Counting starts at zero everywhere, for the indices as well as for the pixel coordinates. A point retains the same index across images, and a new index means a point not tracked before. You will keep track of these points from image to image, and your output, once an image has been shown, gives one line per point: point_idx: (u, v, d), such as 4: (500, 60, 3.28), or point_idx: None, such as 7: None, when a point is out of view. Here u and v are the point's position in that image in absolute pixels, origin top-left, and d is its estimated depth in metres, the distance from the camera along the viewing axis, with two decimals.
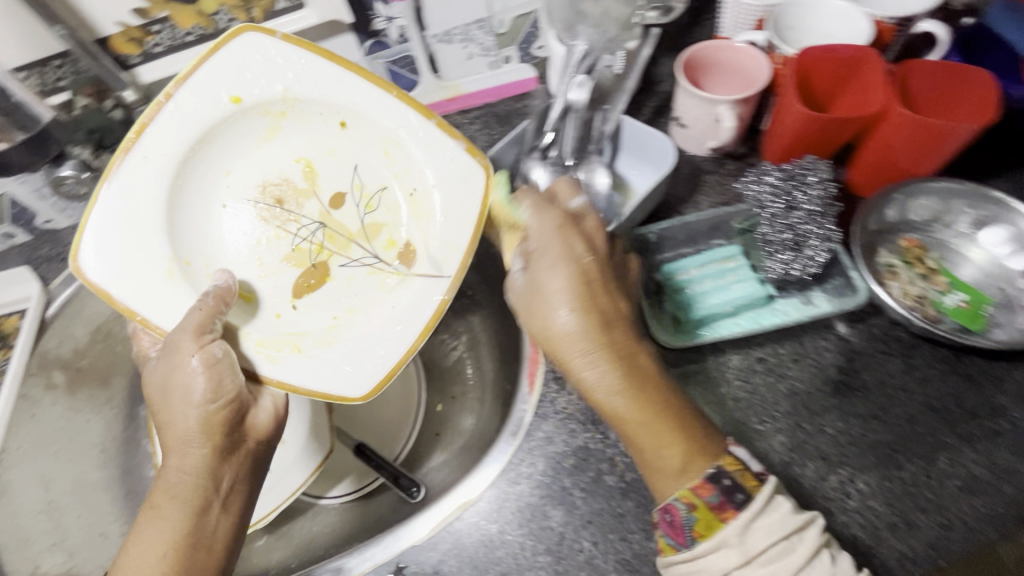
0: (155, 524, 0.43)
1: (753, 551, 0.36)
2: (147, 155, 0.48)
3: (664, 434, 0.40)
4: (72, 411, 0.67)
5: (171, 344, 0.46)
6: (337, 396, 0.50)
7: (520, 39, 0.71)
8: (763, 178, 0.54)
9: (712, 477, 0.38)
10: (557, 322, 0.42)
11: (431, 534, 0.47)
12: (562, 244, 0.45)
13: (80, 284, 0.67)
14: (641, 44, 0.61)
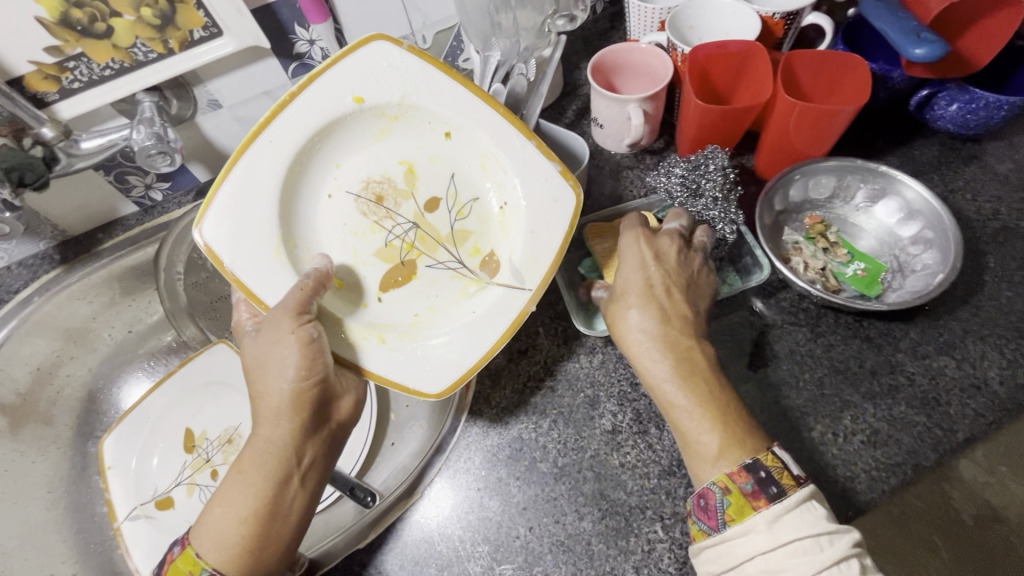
0: (241, 488, 0.46)
1: (779, 541, 0.37)
2: (273, 140, 0.51)
3: (697, 421, 0.43)
4: (16, 453, 0.66)
5: (274, 319, 0.49)
6: (415, 390, 0.51)
7: (444, 53, 0.75)
8: (670, 171, 0.56)
9: (750, 468, 0.40)
10: (633, 326, 0.47)
11: (375, 535, 0.48)
12: (637, 253, 0.50)
13: (15, 325, 0.67)
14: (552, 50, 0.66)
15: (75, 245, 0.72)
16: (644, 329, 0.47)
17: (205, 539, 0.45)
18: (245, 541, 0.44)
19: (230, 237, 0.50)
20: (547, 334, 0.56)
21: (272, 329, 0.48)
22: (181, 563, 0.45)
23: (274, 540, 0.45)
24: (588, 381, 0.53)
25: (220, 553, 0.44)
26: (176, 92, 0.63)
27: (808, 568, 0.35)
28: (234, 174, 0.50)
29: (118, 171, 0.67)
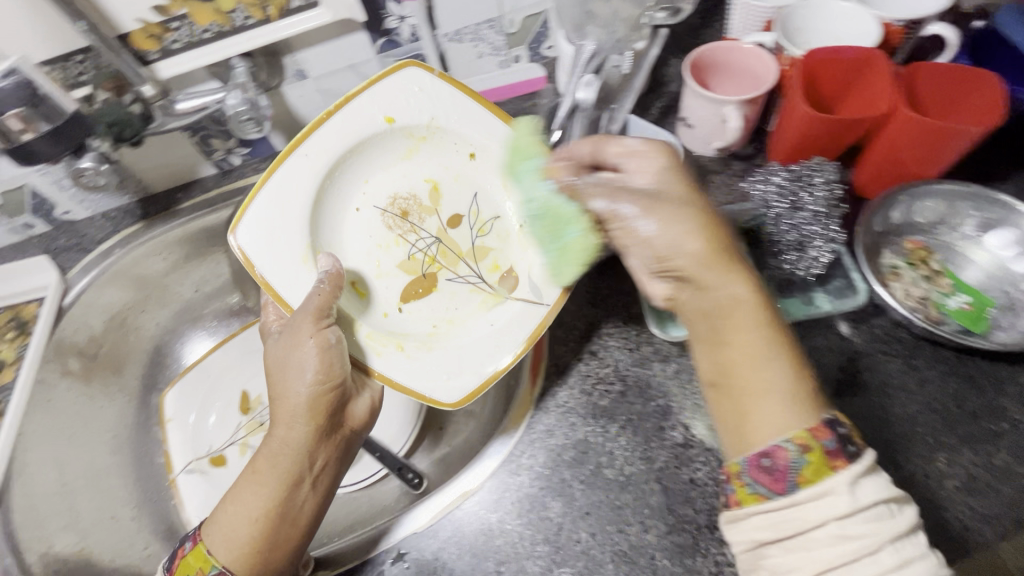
0: (256, 486, 0.48)
1: (860, 503, 0.33)
2: (308, 154, 0.53)
3: (786, 348, 0.39)
4: (87, 396, 0.68)
5: (294, 325, 0.50)
6: (429, 397, 0.51)
7: (529, 39, 0.73)
8: (769, 179, 0.55)
9: (829, 424, 0.35)
10: (669, 236, 0.42)
11: (432, 521, 0.48)
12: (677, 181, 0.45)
13: (97, 272, 0.70)
14: (649, 45, 0.64)
15: (154, 202, 0.73)
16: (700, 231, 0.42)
17: (217, 535, 0.47)
18: (256, 541, 0.46)
19: (264, 244, 0.52)
20: (619, 337, 0.54)
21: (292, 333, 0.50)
22: (193, 559, 0.47)
23: (284, 541, 0.48)
24: (660, 391, 0.51)
25: (230, 551, 0.46)
26: (268, 60, 0.64)
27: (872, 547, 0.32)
28: (271, 183, 0.52)
29: (202, 134, 0.68)
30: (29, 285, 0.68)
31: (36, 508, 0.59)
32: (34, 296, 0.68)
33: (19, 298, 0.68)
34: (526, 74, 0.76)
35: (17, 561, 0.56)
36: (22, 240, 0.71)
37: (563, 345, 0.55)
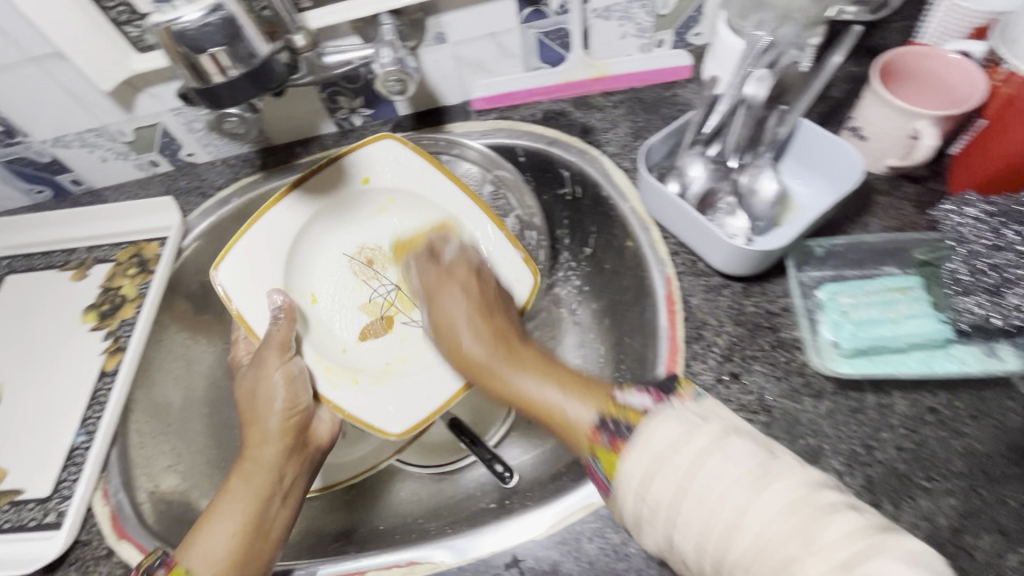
0: (230, 503, 0.47)
1: (654, 465, 0.36)
2: (290, 205, 0.59)
3: (546, 395, 0.45)
4: (192, 340, 0.67)
5: (260, 358, 0.53)
6: (368, 424, 0.55)
7: (678, 23, 0.67)
8: (965, 209, 0.48)
9: (601, 421, 0.40)
10: (467, 344, 0.54)
11: (551, 531, 0.46)
12: (439, 285, 0.58)
13: (216, 218, 0.69)
14: (835, 50, 0.52)
15: (274, 153, 0.72)
16: (466, 313, 0.55)
17: (191, 551, 0.44)
18: (236, 553, 0.44)
19: (245, 278, 0.56)
20: (765, 362, 0.49)
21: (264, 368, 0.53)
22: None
23: (261, 556, 0.45)
24: (812, 429, 0.46)
25: (211, 567, 0.43)
26: (413, 19, 0.61)
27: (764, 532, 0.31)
28: (256, 227, 0.57)
29: (331, 89, 0.66)
30: (151, 223, 0.68)
31: (146, 446, 0.58)
32: (156, 235, 0.68)
33: (142, 235, 0.68)
34: (669, 61, 0.69)
35: (128, 497, 0.53)
36: (147, 177, 0.72)
37: (701, 363, 0.50)
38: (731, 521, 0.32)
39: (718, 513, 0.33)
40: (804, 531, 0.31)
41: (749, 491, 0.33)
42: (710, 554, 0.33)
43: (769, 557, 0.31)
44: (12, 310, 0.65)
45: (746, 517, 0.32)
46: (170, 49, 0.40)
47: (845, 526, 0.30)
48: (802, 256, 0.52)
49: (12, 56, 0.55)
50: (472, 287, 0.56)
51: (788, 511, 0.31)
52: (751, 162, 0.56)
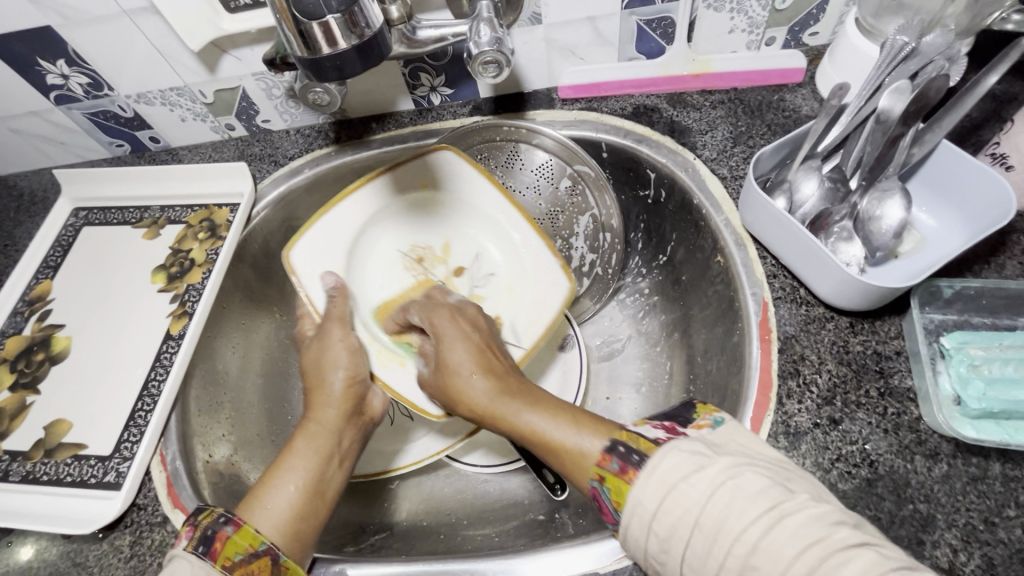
0: (295, 465, 0.46)
1: (665, 492, 0.33)
2: (356, 199, 0.58)
3: (553, 433, 0.39)
4: (251, 309, 0.66)
5: (326, 331, 0.52)
6: (400, 396, 0.54)
7: (796, 20, 0.60)
8: None
9: (610, 447, 0.36)
10: (455, 356, 0.48)
11: (617, 565, 0.46)
12: (450, 323, 0.51)
13: (287, 188, 0.67)
14: (988, 68, 0.44)
15: (348, 126, 0.69)
16: (468, 357, 0.47)
17: (256, 505, 0.43)
18: (297, 510, 0.44)
19: (312, 257, 0.55)
20: (871, 412, 0.44)
21: (330, 342, 0.52)
22: (239, 537, 0.40)
23: (318, 516, 0.45)
24: (922, 494, 0.41)
25: (273, 523, 0.42)
26: None
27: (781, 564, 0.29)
28: (324, 214, 0.56)
29: (415, 64, 0.63)
30: (224, 188, 0.68)
31: (203, 414, 0.57)
32: (227, 201, 0.67)
33: (214, 199, 0.68)
34: (780, 62, 0.62)
35: (185, 466, 0.53)
36: (221, 140, 0.71)
37: (796, 402, 0.45)
38: (745, 559, 0.30)
39: (730, 549, 0.31)
40: (822, 570, 0.29)
41: (761, 526, 0.31)
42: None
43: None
44: (87, 263, 0.66)
45: (756, 561, 0.30)
46: (282, 13, 0.38)
47: (862, 563, 0.28)
48: (927, 296, 0.47)
49: (106, 8, 0.54)
50: (467, 322, 0.52)
51: (800, 553, 0.29)
52: (876, 183, 0.50)
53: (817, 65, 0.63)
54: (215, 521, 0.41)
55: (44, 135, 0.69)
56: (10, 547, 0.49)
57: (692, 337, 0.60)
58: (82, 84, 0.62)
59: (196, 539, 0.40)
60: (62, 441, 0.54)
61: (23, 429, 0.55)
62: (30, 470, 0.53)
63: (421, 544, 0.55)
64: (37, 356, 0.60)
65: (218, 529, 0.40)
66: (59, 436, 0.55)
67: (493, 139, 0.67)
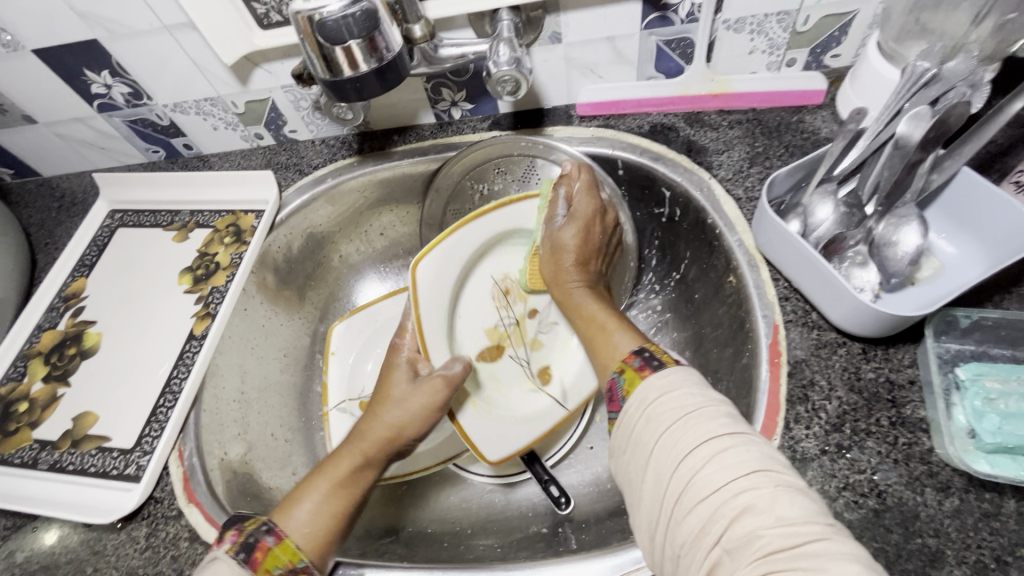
0: (332, 492, 0.45)
1: (655, 405, 0.35)
2: (478, 230, 0.57)
3: (609, 331, 0.45)
4: (272, 313, 0.68)
5: (428, 386, 0.50)
6: (466, 437, 0.56)
7: (817, 42, 0.60)
8: None
9: (637, 351, 0.40)
10: (561, 239, 0.53)
11: None
12: (582, 224, 0.53)
13: (309, 196, 0.69)
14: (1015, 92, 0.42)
15: (371, 138, 0.71)
16: (575, 266, 0.52)
17: (298, 513, 0.43)
18: (328, 530, 0.43)
19: (430, 280, 0.55)
20: (880, 441, 0.43)
21: (425, 389, 0.50)
22: (280, 549, 0.41)
23: (342, 538, 0.45)
24: (931, 528, 0.40)
25: (308, 537, 0.42)
26: (531, 16, 0.57)
27: (744, 481, 0.30)
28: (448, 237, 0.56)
29: (437, 80, 0.65)
30: (251, 195, 0.70)
31: (222, 412, 0.59)
32: (254, 207, 0.70)
33: (241, 205, 0.70)
34: (801, 84, 0.62)
35: (201, 462, 0.54)
36: (250, 149, 0.74)
37: (804, 428, 0.45)
38: (710, 458, 0.31)
39: (695, 448, 0.32)
40: (770, 494, 0.29)
41: (736, 440, 0.32)
42: (678, 480, 0.32)
43: (729, 503, 0.30)
44: (120, 263, 0.69)
45: (715, 465, 0.31)
46: (307, 37, 0.40)
47: (808, 509, 0.29)
48: (942, 326, 0.46)
49: (150, 24, 0.57)
50: (592, 224, 0.53)
51: (758, 473, 0.30)
52: (893, 209, 0.50)
53: (838, 87, 0.63)
54: (257, 530, 0.41)
55: (86, 141, 0.73)
56: (35, 532, 0.52)
57: (702, 356, 0.60)
58: (123, 93, 0.66)
59: (237, 544, 0.40)
60: (88, 433, 0.57)
61: (53, 419, 0.58)
62: (57, 459, 0.56)
63: (424, 550, 0.56)
64: (69, 351, 0.63)
65: (258, 538, 0.41)
66: (85, 428, 0.57)
67: (511, 154, 0.66)
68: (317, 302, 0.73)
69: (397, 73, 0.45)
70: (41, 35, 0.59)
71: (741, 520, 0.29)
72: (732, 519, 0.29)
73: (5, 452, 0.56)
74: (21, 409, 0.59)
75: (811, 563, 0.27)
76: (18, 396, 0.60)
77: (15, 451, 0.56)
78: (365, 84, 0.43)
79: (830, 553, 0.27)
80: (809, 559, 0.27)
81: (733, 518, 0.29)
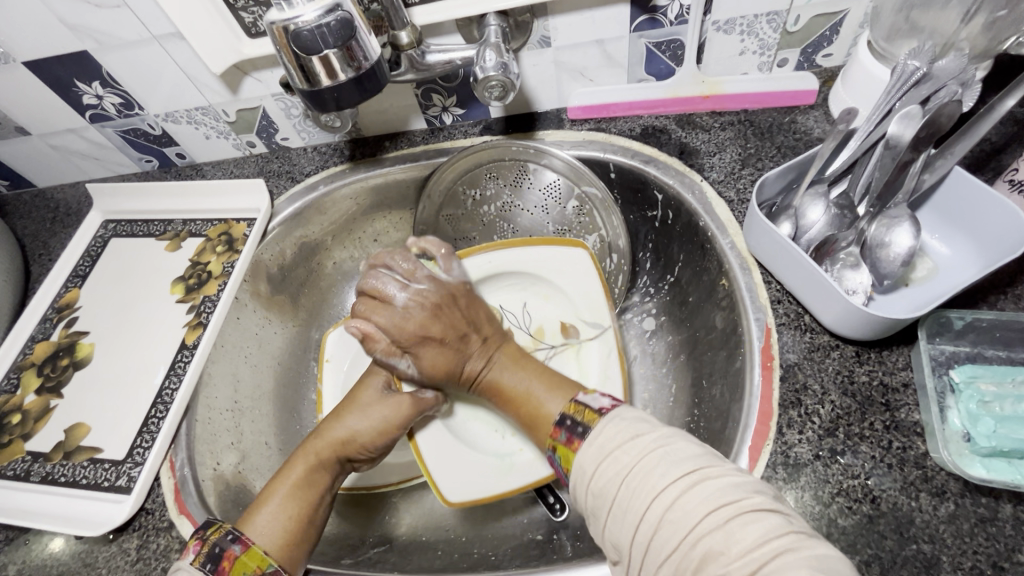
0: (290, 496, 0.45)
1: (607, 452, 0.34)
2: None
3: (535, 396, 0.43)
4: (265, 321, 0.68)
5: (392, 401, 0.50)
6: (433, 481, 0.53)
7: (808, 42, 0.59)
8: None
9: (560, 420, 0.39)
10: (408, 372, 0.50)
11: None
12: (433, 323, 0.47)
13: (301, 203, 0.69)
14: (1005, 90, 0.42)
15: (363, 145, 0.71)
16: (437, 347, 0.47)
17: (260, 523, 0.42)
18: (289, 532, 0.43)
19: None
20: (873, 445, 0.43)
21: (392, 404, 0.50)
22: (247, 556, 0.40)
23: (309, 539, 0.44)
24: (926, 533, 0.39)
25: (272, 541, 0.42)
26: (520, 21, 0.57)
27: (699, 524, 0.29)
28: None
29: (426, 86, 0.65)
30: (244, 204, 0.70)
31: (214, 423, 0.59)
32: (246, 216, 0.70)
33: (234, 214, 0.70)
34: (794, 84, 0.61)
35: (192, 473, 0.54)
36: (243, 157, 0.74)
37: (797, 433, 0.44)
38: (662, 515, 0.31)
39: (647, 507, 0.31)
40: (725, 531, 0.29)
41: (681, 486, 0.31)
42: (640, 543, 0.31)
43: (689, 551, 0.29)
44: (114, 273, 0.69)
45: (670, 522, 0.30)
46: (283, 48, 0.40)
47: (765, 530, 0.29)
48: (936, 327, 0.45)
49: (138, 35, 0.58)
50: (435, 336, 0.47)
51: (710, 513, 0.30)
52: (885, 210, 0.49)
53: (830, 86, 0.62)
54: (222, 539, 0.41)
55: (80, 151, 0.73)
56: (28, 545, 0.52)
57: (697, 360, 0.60)
58: (114, 104, 0.66)
59: (205, 556, 0.40)
60: (80, 444, 0.57)
61: (45, 430, 0.58)
62: (49, 470, 0.56)
63: (418, 559, 0.55)
64: (62, 362, 0.63)
65: (226, 547, 0.40)
66: (77, 439, 0.57)
67: (502, 158, 0.66)
68: (311, 309, 0.73)
69: (377, 80, 0.44)
70: (32, 48, 0.59)
71: (705, 566, 0.29)
72: (697, 567, 0.29)
73: None
74: (15, 421, 0.59)
75: None
76: (11, 408, 0.60)
77: (8, 463, 0.56)
78: (345, 92, 0.43)
79: (790, 565, 0.27)
80: None
81: (698, 567, 0.29)
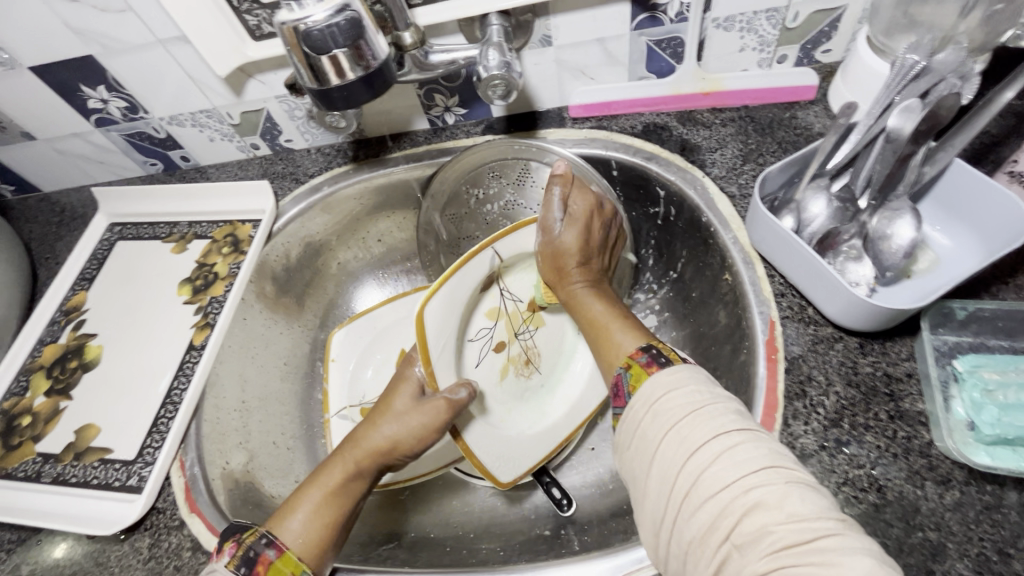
0: (325, 501, 0.45)
1: (652, 406, 0.36)
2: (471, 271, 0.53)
3: (611, 327, 0.45)
4: (271, 321, 0.68)
5: (429, 406, 0.49)
6: (492, 475, 0.54)
7: (807, 38, 0.60)
8: None
9: (645, 348, 0.40)
10: (560, 232, 0.51)
11: None
12: (588, 237, 0.51)
13: (306, 204, 0.69)
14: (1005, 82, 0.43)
15: (366, 145, 0.72)
16: (579, 241, 0.51)
17: (297, 523, 0.43)
18: (322, 532, 0.43)
19: (444, 321, 0.52)
20: (878, 435, 0.43)
21: (429, 411, 0.49)
22: (282, 562, 0.40)
23: (340, 539, 0.44)
24: (933, 521, 0.40)
25: (305, 543, 0.42)
26: (521, 20, 0.57)
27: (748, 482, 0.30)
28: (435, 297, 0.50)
29: (429, 86, 0.65)
30: (249, 205, 0.71)
31: (223, 422, 0.59)
32: (252, 218, 0.70)
33: (239, 216, 0.71)
34: (793, 80, 0.62)
35: (203, 471, 0.55)
36: (247, 160, 0.74)
37: (803, 424, 0.45)
38: (716, 457, 0.31)
39: (706, 445, 0.32)
40: (781, 490, 0.30)
41: (742, 437, 0.32)
42: (689, 475, 0.32)
43: (737, 500, 0.30)
44: (120, 275, 0.70)
45: (724, 461, 0.31)
46: (293, 48, 0.41)
47: (818, 506, 0.29)
48: (939, 318, 0.46)
49: (145, 38, 0.58)
50: (593, 227, 0.51)
51: (768, 469, 0.30)
52: (886, 202, 0.50)
53: (830, 82, 0.62)
54: (257, 543, 0.41)
55: (85, 155, 0.74)
56: (40, 546, 0.52)
57: (701, 355, 0.60)
58: (120, 108, 0.66)
59: (238, 559, 0.41)
60: (90, 445, 0.57)
61: (55, 432, 0.59)
62: (60, 472, 0.56)
63: (427, 555, 0.56)
64: (71, 364, 0.63)
65: (260, 551, 0.41)
66: (87, 441, 0.58)
67: (504, 157, 0.66)
68: (316, 309, 0.73)
69: (383, 79, 0.45)
70: (38, 53, 0.59)
71: (751, 515, 0.29)
72: (742, 513, 0.30)
73: (9, 465, 0.57)
74: (24, 423, 0.59)
75: (826, 558, 0.27)
76: (21, 410, 0.60)
77: (18, 465, 0.57)
78: (353, 91, 0.44)
79: (840, 549, 0.27)
80: (817, 555, 0.27)
81: (744, 514, 0.29)
